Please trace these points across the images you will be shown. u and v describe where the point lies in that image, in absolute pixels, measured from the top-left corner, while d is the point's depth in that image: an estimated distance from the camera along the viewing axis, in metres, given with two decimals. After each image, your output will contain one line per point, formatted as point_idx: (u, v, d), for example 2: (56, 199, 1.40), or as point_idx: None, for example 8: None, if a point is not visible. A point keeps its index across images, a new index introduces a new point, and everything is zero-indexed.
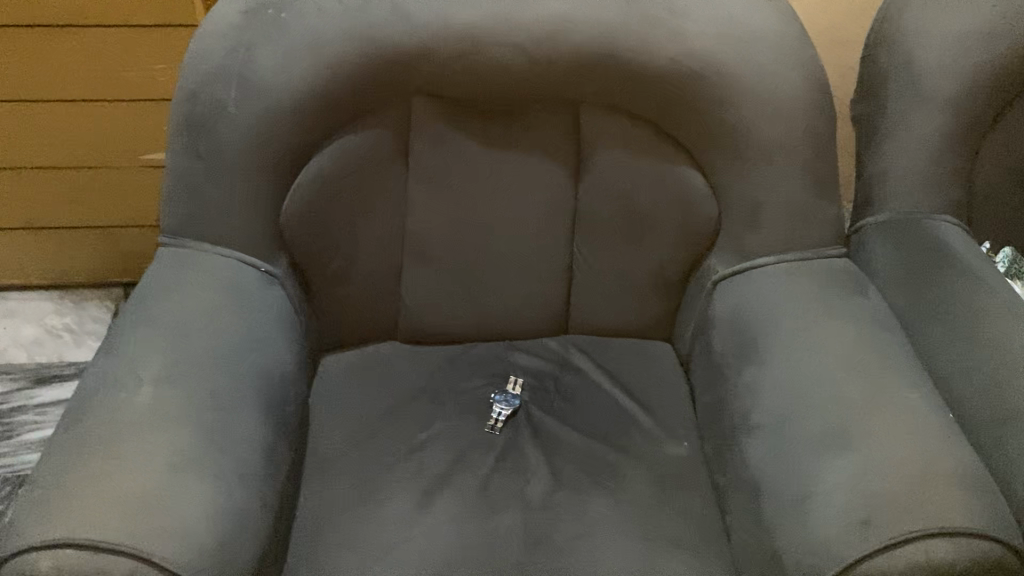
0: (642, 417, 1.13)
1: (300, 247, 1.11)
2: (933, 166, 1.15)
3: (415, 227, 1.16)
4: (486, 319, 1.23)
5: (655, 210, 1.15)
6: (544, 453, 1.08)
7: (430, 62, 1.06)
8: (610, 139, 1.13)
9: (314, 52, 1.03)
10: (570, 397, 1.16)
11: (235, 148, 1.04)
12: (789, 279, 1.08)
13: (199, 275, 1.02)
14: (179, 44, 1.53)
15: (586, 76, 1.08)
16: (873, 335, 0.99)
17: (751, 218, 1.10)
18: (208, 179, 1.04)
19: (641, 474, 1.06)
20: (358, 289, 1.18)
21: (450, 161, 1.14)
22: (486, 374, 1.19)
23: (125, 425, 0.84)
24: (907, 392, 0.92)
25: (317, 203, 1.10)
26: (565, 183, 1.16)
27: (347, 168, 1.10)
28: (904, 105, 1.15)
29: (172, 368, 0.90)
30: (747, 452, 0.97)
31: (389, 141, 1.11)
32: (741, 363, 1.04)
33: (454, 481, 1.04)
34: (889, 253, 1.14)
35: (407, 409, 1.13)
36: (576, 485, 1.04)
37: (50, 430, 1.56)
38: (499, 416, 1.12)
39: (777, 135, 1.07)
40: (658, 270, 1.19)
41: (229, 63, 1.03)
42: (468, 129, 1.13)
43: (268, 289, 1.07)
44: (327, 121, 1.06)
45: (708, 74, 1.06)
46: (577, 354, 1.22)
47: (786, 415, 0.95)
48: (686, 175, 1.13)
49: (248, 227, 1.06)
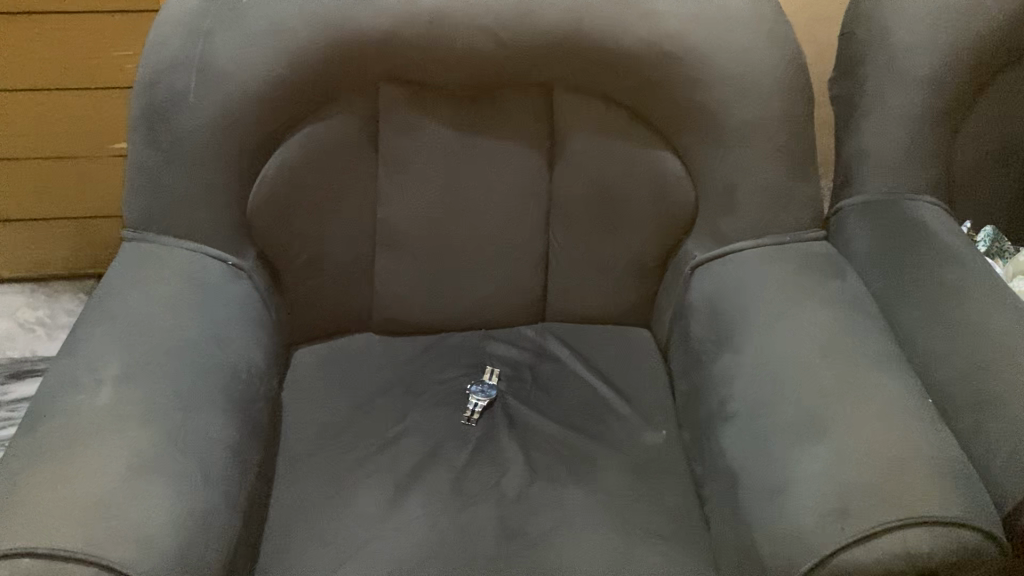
0: (619, 405, 1.11)
1: (267, 240, 1.09)
2: (913, 145, 1.13)
3: (386, 216, 1.14)
4: (461, 308, 1.21)
5: (631, 194, 1.13)
6: (520, 444, 1.06)
7: (395, 46, 1.03)
8: (583, 122, 1.11)
9: (276, 38, 1.00)
10: (546, 386, 1.14)
11: (196, 139, 1.01)
12: (766, 263, 1.06)
13: (163, 270, 1.00)
14: (145, 30, 1.49)
15: (556, 58, 1.06)
16: (852, 319, 0.98)
17: (727, 202, 1.08)
18: (169, 172, 1.02)
19: (618, 464, 1.04)
20: (329, 281, 1.15)
21: (420, 148, 1.11)
22: (461, 364, 1.17)
23: (84, 428, 0.82)
24: (885, 377, 0.90)
25: (284, 193, 1.07)
26: (538, 168, 1.14)
27: (314, 157, 1.07)
28: (881, 83, 1.13)
29: (132, 368, 0.88)
30: (725, 441, 0.95)
31: (356, 128, 1.09)
32: (718, 350, 1.02)
33: (428, 475, 1.02)
34: (869, 235, 1.12)
35: (381, 401, 1.11)
36: (552, 476, 1.02)
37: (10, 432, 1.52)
38: (475, 407, 1.10)
39: (753, 115, 1.05)
40: (635, 256, 1.17)
41: (188, 51, 1.00)
42: (438, 114, 1.10)
43: (234, 282, 1.04)
44: (291, 109, 1.03)
45: (680, 55, 1.04)
46: (553, 343, 1.20)
47: (763, 402, 0.93)
48: (661, 158, 1.11)
49: (212, 220, 1.03)
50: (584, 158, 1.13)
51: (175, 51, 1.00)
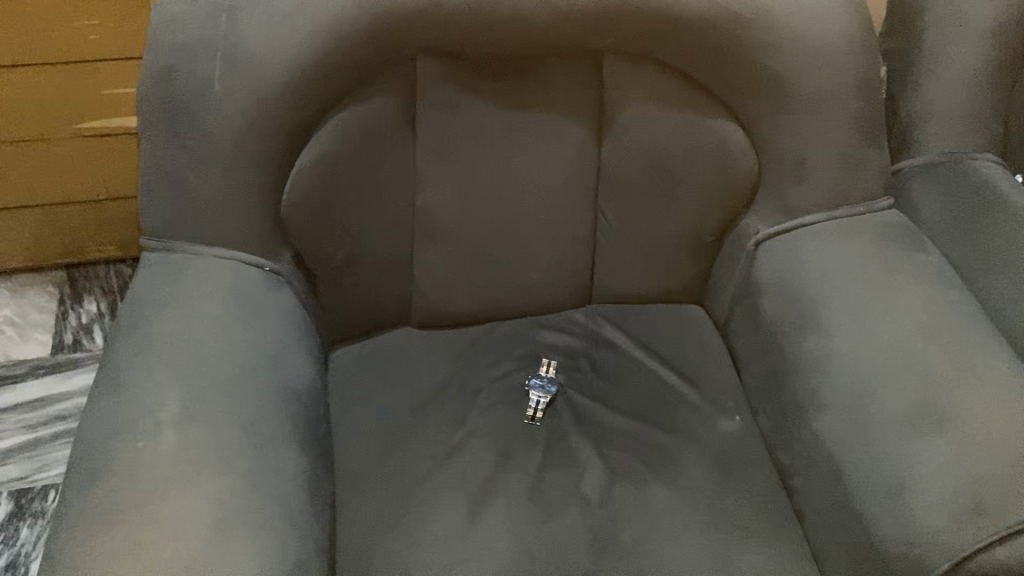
0: (688, 392, 1.06)
1: (304, 239, 0.98)
2: (977, 102, 1.07)
3: (427, 203, 1.04)
4: (507, 296, 1.12)
5: (688, 166, 1.06)
6: (592, 443, 1.00)
7: (439, 18, 0.93)
8: (637, 92, 1.03)
9: (310, 14, 0.89)
10: (608, 376, 1.08)
11: (225, 133, 0.89)
12: (841, 238, 1.01)
13: (200, 284, 0.89)
14: (141, 10, 1.37)
15: (613, 25, 0.97)
16: (944, 297, 0.93)
17: (796, 172, 1.02)
18: (196, 171, 0.90)
19: (699, 456, 0.99)
20: (369, 276, 1.06)
21: (462, 127, 1.02)
22: (514, 358, 1.10)
23: (153, 481, 0.72)
24: (992, 360, 0.87)
25: (321, 188, 0.97)
26: (588, 143, 1.06)
27: (351, 145, 0.97)
28: (942, 37, 1.06)
29: (191, 406, 0.78)
30: (822, 432, 0.91)
31: (394, 111, 0.98)
32: (801, 332, 0.97)
33: (502, 484, 0.95)
34: (937, 199, 1.06)
35: (436, 405, 1.03)
36: (633, 476, 0.97)
37: (77, 424, 1.43)
38: (538, 405, 1.03)
39: (824, 81, 0.98)
40: (690, 231, 1.10)
41: (209, 33, 0.88)
42: (480, 90, 1.01)
43: (275, 291, 0.94)
44: (327, 94, 0.93)
45: (748, 18, 0.96)
46: (608, 328, 1.13)
47: (865, 390, 0.88)
48: (722, 128, 1.04)
49: (246, 223, 0.92)
50: (637, 131, 1.05)
51: (193, 32, 0.88)
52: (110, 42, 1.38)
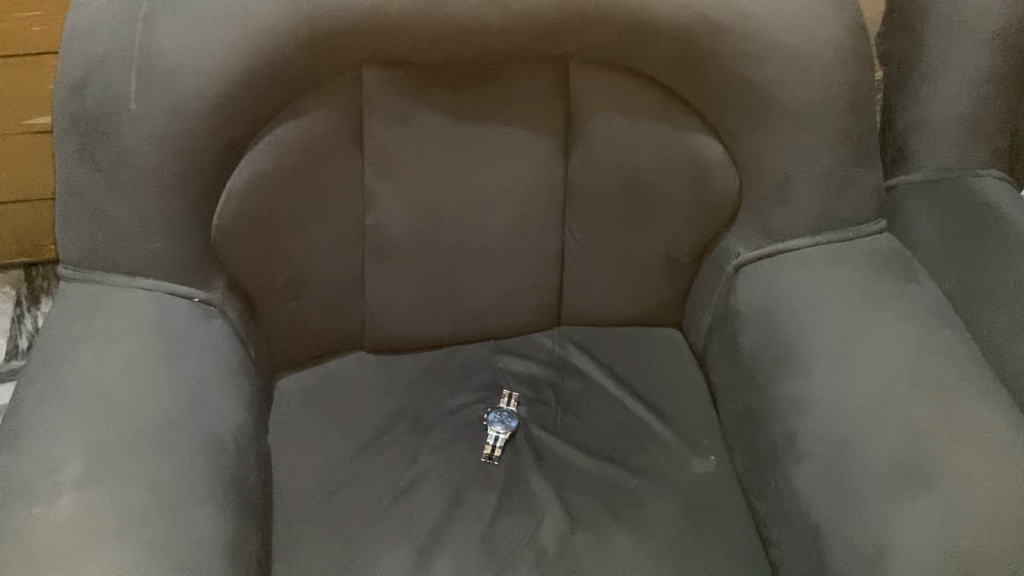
0: (658, 427, 0.98)
1: (240, 265, 0.90)
2: (981, 113, 0.98)
3: (377, 222, 0.96)
4: (468, 319, 1.04)
5: (662, 183, 0.97)
6: (553, 485, 0.93)
7: (383, 24, 0.84)
8: (607, 102, 0.94)
9: (235, 21, 0.80)
10: (573, 409, 1.00)
11: (144, 154, 0.81)
12: (827, 266, 0.92)
13: (116, 320, 0.81)
14: None
15: (578, 30, 0.87)
16: (935, 337, 0.85)
17: (779, 193, 0.93)
18: (113, 197, 0.82)
19: (668, 501, 0.91)
20: (315, 301, 0.98)
21: (414, 141, 0.93)
22: (473, 387, 1.02)
23: (45, 555, 0.65)
24: (985, 413, 0.79)
25: (255, 211, 0.88)
26: (553, 157, 0.97)
27: (289, 163, 0.88)
28: (945, 42, 0.97)
29: (96, 463, 0.71)
30: (798, 484, 0.83)
31: (337, 124, 0.90)
32: (779, 370, 0.89)
33: (453, 532, 0.88)
34: (934, 222, 0.98)
35: (386, 441, 0.96)
36: (595, 523, 0.89)
37: None
38: (496, 442, 0.95)
39: (811, 94, 0.89)
40: (665, 251, 1.02)
41: (124, 44, 0.80)
42: (434, 100, 0.92)
43: (205, 324, 0.86)
44: (259, 109, 0.84)
45: (726, 24, 0.87)
46: (576, 354, 1.06)
47: (846, 442, 0.81)
48: (701, 143, 0.95)
49: (171, 251, 0.84)
50: (607, 145, 0.96)
51: (106, 43, 0.80)
52: (50, 34, 1.29)
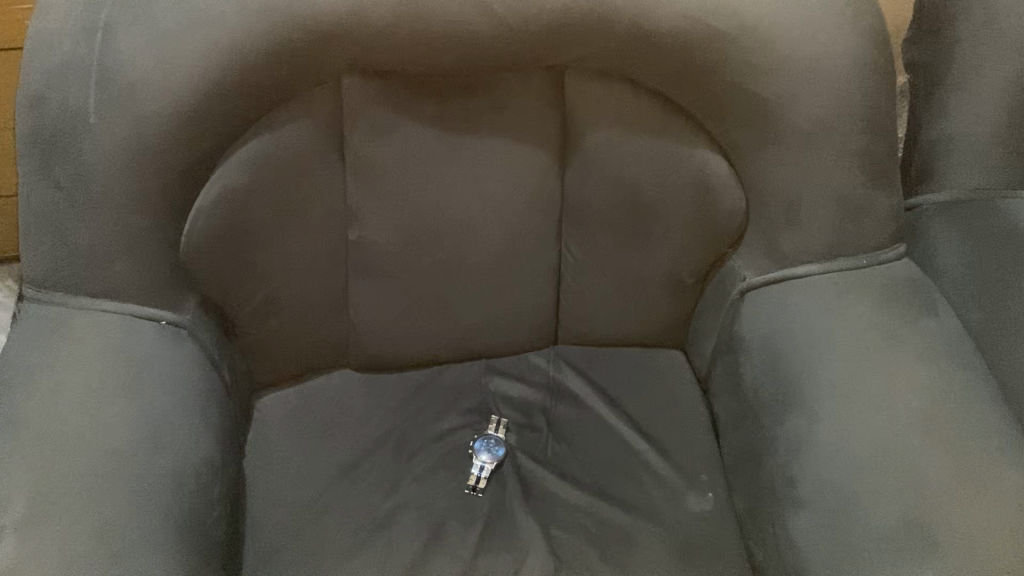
0: (653, 460, 0.93)
1: (214, 285, 0.86)
2: (1018, 131, 0.89)
3: (360, 239, 0.91)
4: (458, 339, 0.99)
5: (665, 202, 0.91)
6: (538, 520, 0.88)
7: (360, 32, 0.77)
8: (605, 115, 0.88)
9: (201, 31, 0.75)
10: (566, 437, 0.96)
11: (106, 171, 0.77)
12: (837, 297, 0.86)
13: (76, 346, 0.77)
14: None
15: (572, 39, 0.80)
16: (949, 382, 0.79)
17: (788, 215, 0.87)
18: (74, 216, 0.78)
19: (660, 541, 0.86)
20: (297, 320, 0.93)
21: (397, 155, 0.87)
22: (461, 411, 0.98)
23: None
24: (999, 472, 0.74)
25: (229, 229, 0.84)
26: (549, 172, 0.91)
27: (264, 179, 0.84)
28: (978, 52, 0.89)
29: (41, 505, 0.68)
30: (796, 533, 0.78)
31: (316, 137, 0.85)
32: (781, 408, 0.84)
33: (430, 569, 0.83)
34: (958, 248, 0.91)
35: (367, 467, 0.91)
36: (581, 563, 0.84)
37: None
38: (481, 473, 0.92)
39: (823, 111, 0.83)
40: (668, 271, 0.96)
41: (85, 55, 0.75)
42: (419, 111, 0.86)
43: (173, 348, 0.82)
44: (231, 122, 0.80)
45: (731, 36, 0.80)
46: (571, 377, 1.01)
47: (846, 494, 0.75)
48: (706, 160, 0.88)
49: (136, 271, 0.80)
50: (606, 160, 0.90)
51: (66, 53, 0.76)
52: (20, 31, 1.15)
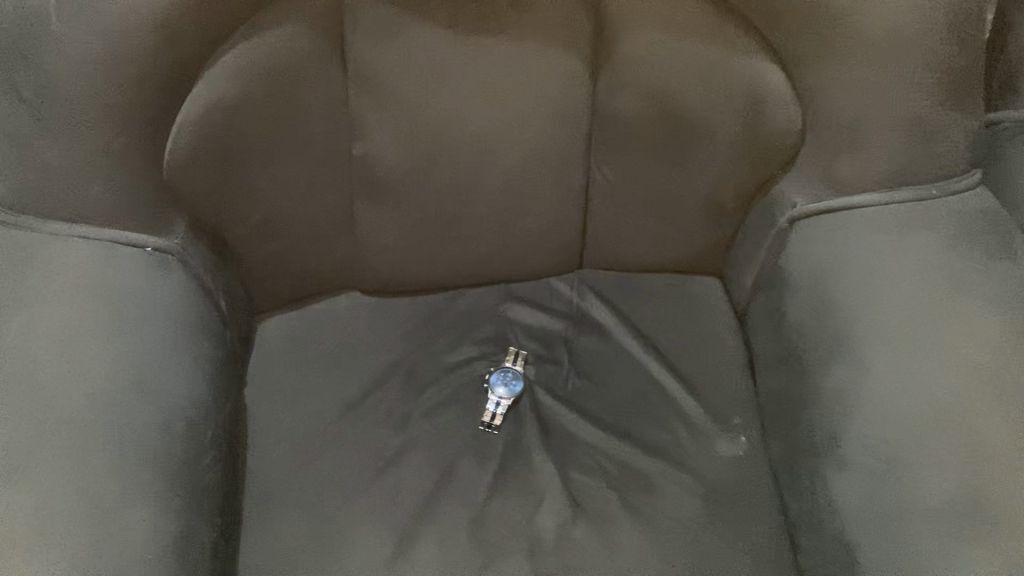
0: (683, 398, 0.86)
1: (206, 205, 0.78)
2: None
3: (365, 155, 0.81)
4: (474, 263, 0.91)
5: (710, 117, 0.80)
6: (557, 462, 0.82)
7: None
8: (647, 16, 0.76)
9: None
10: (590, 371, 0.89)
11: (75, 82, 0.68)
12: (901, 236, 0.78)
13: (52, 276, 0.71)
14: None
15: None
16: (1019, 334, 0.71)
17: (852, 138, 0.78)
18: (42, 131, 0.70)
19: (687, 488, 0.80)
20: (297, 242, 0.85)
21: (406, 61, 0.76)
22: (478, 340, 0.92)
23: None
24: None
25: (217, 144, 0.75)
26: (580, 81, 0.80)
27: (254, 88, 0.74)
28: None
29: (15, 453, 0.63)
30: (837, 493, 0.71)
31: (312, 40, 0.74)
32: (828, 354, 0.75)
33: (440, 513, 0.78)
34: None
35: (375, 401, 0.86)
36: (601, 511, 0.79)
37: None
38: (496, 410, 0.85)
39: (896, 20, 0.73)
40: (708, 194, 0.86)
41: None
42: (431, 9, 0.74)
43: (159, 276, 0.75)
44: (215, 24, 0.70)
45: None
46: (594, 305, 0.93)
47: (895, 455, 0.68)
48: (758, 70, 0.77)
49: (115, 194, 0.73)
50: (645, 68, 0.78)
51: None
52: None
